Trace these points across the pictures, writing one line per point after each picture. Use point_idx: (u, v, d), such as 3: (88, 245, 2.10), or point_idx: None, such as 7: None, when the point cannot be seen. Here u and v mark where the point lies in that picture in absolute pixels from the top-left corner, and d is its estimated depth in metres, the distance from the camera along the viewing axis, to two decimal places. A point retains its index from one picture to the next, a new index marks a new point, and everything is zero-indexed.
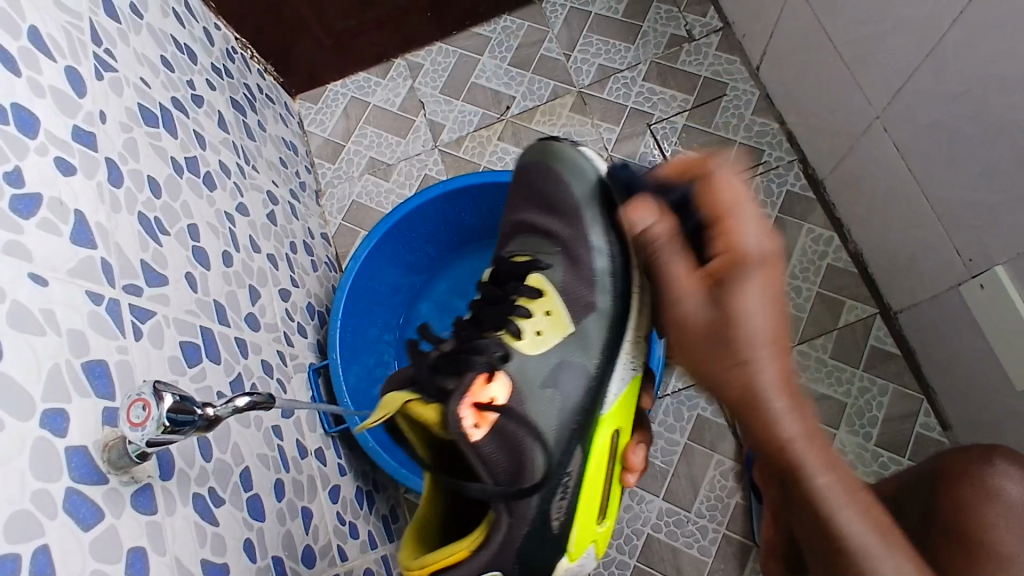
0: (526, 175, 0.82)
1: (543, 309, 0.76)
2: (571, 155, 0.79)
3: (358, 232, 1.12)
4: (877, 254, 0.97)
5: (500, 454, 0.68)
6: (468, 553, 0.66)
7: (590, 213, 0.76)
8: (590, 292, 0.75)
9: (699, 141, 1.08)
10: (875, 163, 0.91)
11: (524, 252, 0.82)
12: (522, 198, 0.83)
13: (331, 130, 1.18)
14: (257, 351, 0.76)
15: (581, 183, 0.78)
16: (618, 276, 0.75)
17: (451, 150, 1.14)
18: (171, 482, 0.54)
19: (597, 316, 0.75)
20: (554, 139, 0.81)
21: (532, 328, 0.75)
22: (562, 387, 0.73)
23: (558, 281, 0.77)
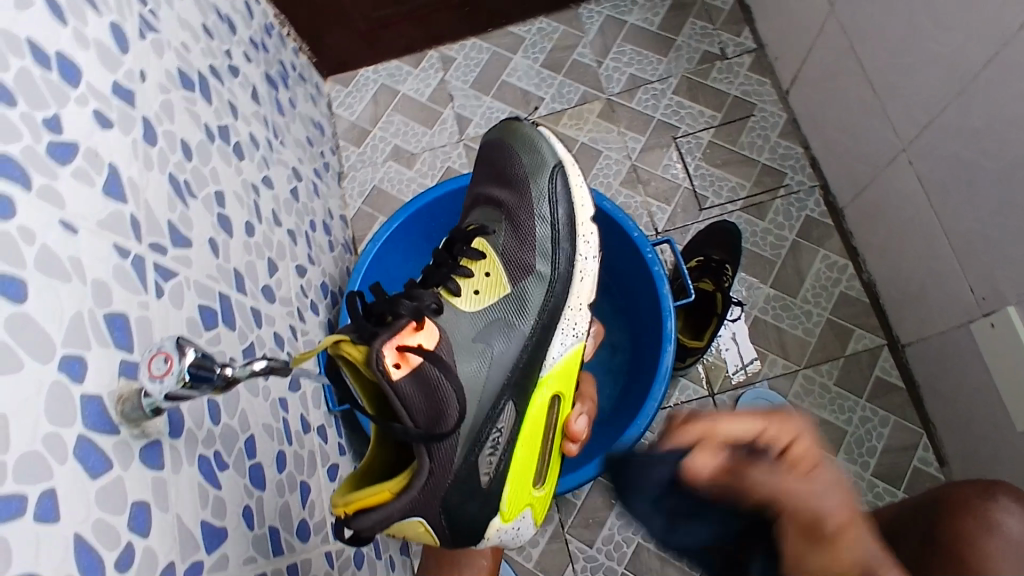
0: (487, 150, 0.82)
1: (483, 270, 0.73)
2: (527, 133, 0.79)
3: (376, 217, 1.13)
4: (889, 286, 0.97)
5: (418, 400, 0.60)
6: (392, 496, 0.57)
7: (540, 181, 0.75)
8: (531, 257, 0.73)
9: (723, 159, 1.09)
10: (896, 195, 0.91)
11: (479, 221, 0.78)
12: (480, 171, 0.82)
13: (358, 115, 1.19)
14: (271, 323, 0.77)
15: (533, 157, 0.77)
16: (561, 244, 0.73)
17: (476, 145, 1.15)
18: (179, 441, 0.54)
19: (537, 281, 0.72)
20: (516, 118, 0.81)
21: (471, 286, 0.72)
22: (493, 344, 0.69)
23: (499, 247, 0.74)
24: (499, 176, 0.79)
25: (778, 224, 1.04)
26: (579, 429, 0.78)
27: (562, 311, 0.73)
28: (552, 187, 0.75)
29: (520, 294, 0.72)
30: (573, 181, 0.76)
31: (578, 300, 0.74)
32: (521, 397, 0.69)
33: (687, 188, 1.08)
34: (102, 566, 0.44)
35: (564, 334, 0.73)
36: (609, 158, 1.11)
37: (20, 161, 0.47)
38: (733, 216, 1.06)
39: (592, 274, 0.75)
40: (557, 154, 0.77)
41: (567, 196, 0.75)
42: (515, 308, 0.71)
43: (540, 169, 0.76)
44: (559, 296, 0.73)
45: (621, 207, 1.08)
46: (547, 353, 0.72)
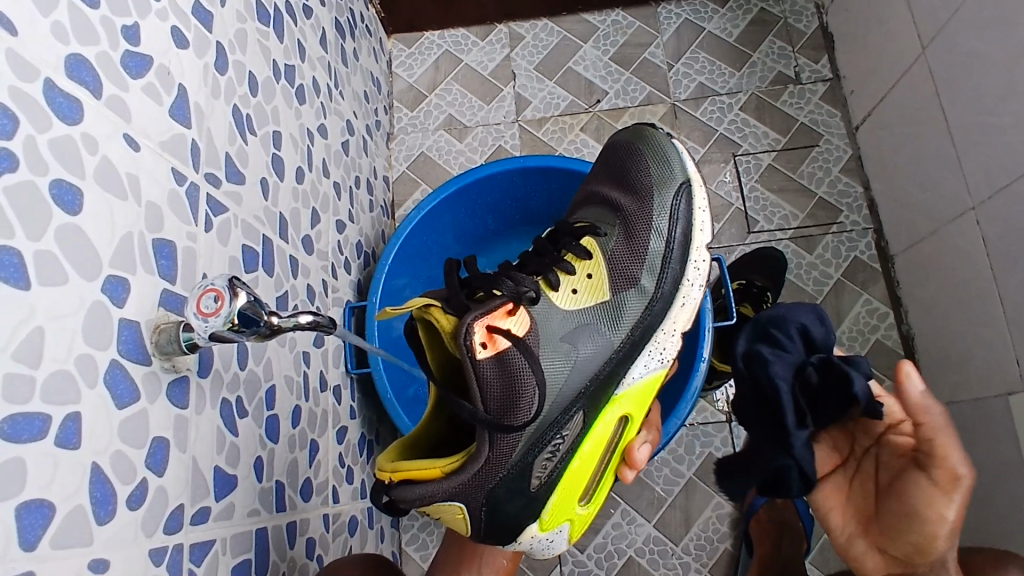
0: (609, 149, 0.75)
1: (586, 271, 0.67)
2: (661, 142, 0.72)
3: (419, 184, 1.11)
4: (928, 342, 0.94)
5: (495, 385, 0.56)
6: (441, 474, 0.55)
7: (662, 195, 0.69)
8: (637, 271, 0.67)
9: (780, 185, 1.06)
10: (954, 252, 0.88)
11: (587, 220, 0.72)
12: (599, 168, 0.75)
13: (417, 78, 1.16)
14: (306, 274, 0.75)
15: (661, 168, 0.70)
16: (671, 264, 0.68)
17: (531, 128, 1.12)
18: (206, 381, 0.53)
19: (637, 294, 0.66)
20: (650, 124, 0.74)
21: (570, 284, 0.66)
22: (580, 351, 0.63)
23: (607, 251, 0.68)
24: (617, 179, 0.72)
25: (825, 260, 1.02)
26: (640, 458, 0.71)
27: (653, 332, 0.67)
28: (674, 203, 0.68)
29: (617, 305, 0.66)
30: (697, 202, 0.70)
31: (672, 324, 0.68)
32: (590, 411, 0.64)
33: (738, 208, 1.05)
34: (115, 500, 0.43)
35: (648, 355, 0.67)
36: None
37: (93, 65, 0.45)
38: (781, 244, 1.03)
39: (694, 303, 0.69)
40: (687, 171, 0.70)
41: (688, 216, 0.69)
42: (608, 317, 0.65)
43: (666, 181, 0.69)
44: (653, 314, 0.67)
45: None
46: (627, 370, 0.66)
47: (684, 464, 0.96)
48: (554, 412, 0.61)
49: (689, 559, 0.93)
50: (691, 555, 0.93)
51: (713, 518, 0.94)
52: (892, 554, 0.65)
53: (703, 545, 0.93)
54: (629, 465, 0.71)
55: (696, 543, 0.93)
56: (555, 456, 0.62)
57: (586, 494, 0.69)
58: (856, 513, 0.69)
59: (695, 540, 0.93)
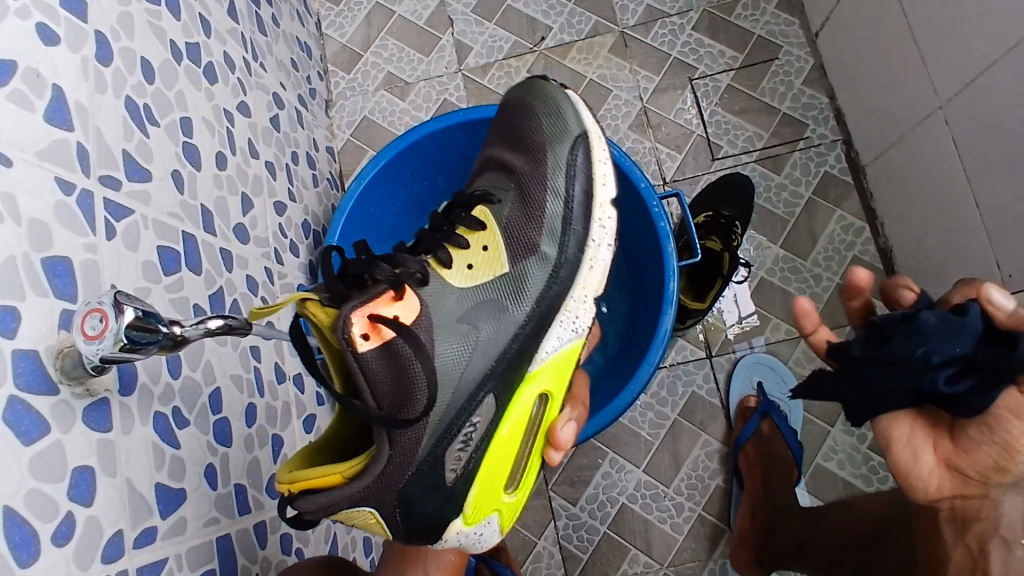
0: (502, 108, 0.73)
1: (480, 243, 0.65)
2: (553, 93, 0.70)
3: (365, 151, 1.05)
4: (906, 253, 0.90)
5: (383, 380, 0.54)
6: (343, 480, 0.53)
7: (557, 150, 0.66)
8: (537, 236, 0.64)
9: (741, 105, 1.00)
10: (925, 157, 0.83)
11: (485, 187, 0.69)
12: (495, 130, 0.73)
13: (349, 38, 1.09)
14: (243, 266, 0.71)
15: (554, 122, 0.68)
16: (575, 226, 0.65)
17: (475, 77, 1.06)
18: (131, 399, 0.50)
19: (539, 261, 0.64)
20: (540, 77, 0.72)
21: (464, 259, 0.64)
22: (483, 332, 0.61)
23: (502, 218, 0.66)
24: (512, 140, 0.70)
25: (794, 179, 0.97)
26: (564, 438, 0.69)
27: (563, 302, 0.65)
28: (571, 159, 0.66)
29: (519, 277, 0.63)
30: (596, 154, 0.67)
31: (583, 290, 0.65)
32: (503, 393, 0.61)
33: (700, 135, 1.00)
34: (37, 539, 0.40)
35: (561, 327, 0.65)
36: (618, 98, 1.02)
37: None
38: (747, 168, 0.98)
39: (604, 264, 0.66)
40: (582, 122, 0.68)
41: (587, 168, 0.66)
42: (510, 290, 0.63)
43: (561, 136, 0.67)
44: (559, 281, 0.64)
45: (628, 152, 1.00)
46: (540, 345, 0.64)
47: (668, 406, 0.94)
48: (460, 398, 0.59)
49: (681, 499, 0.92)
50: (683, 495, 0.92)
51: (702, 456, 0.92)
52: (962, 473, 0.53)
53: (694, 484, 0.92)
54: (554, 446, 0.69)
55: (687, 483, 0.92)
56: (467, 446, 0.59)
57: (512, 479, 0.67)
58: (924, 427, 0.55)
59: (685, 480, 0.92)
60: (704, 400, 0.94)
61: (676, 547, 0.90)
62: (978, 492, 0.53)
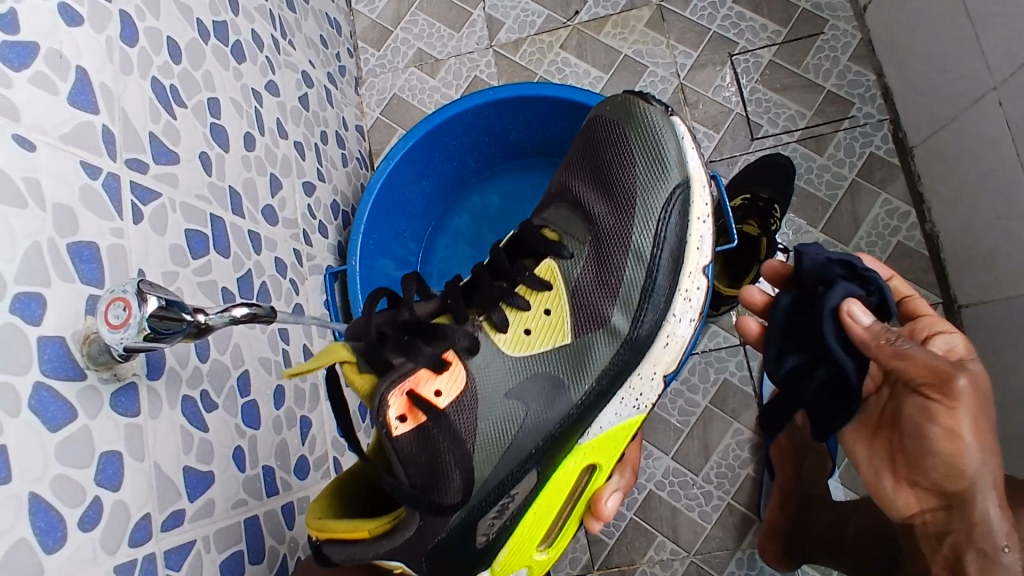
0: (595, 132, 0.69)
1: (542, 305, 0.63)
2: (656, 128, 0.65)
3: (394, 129, 1.04)
4: (954, 239, 0.86)
5: (418, 458, 0.53)
6: (369, 537, 0.49)
7: (647, 205, 0.63)
8: (608, 307, 0.62)
9: (783, 82, 0.96)
10: (978, 140, 0.80)
11: (558, 225, 0.67)
12: (579, 158, 0.69)
13: (379, 13, 1.08)
14: (272, 247, 0.71)
15: (653, 170, 0.63)
16: (654, 295, 0.62)
17: (506, 53, 1.03)
18: (159, 382, 0.50)
19: (607, 335, 0.62)
20: (644, 101, 0.66)
21: (522, 323, 0.62)
22: (531, 401, 0.60)
23: (572, 279, 0.64)
24: (600, 175, 0.66)
25: (838, 161, 0.93)
26: (608, 509, 0.68)
27: (628, 375, 0.62)
28: (662, 216, 0.62)
29: (582, 347, 0.62)
30: (694, 209, 0.63)
31: (653, 367, 0.63)
32: (549, 465, 0.60)
33: (739, 114, 0.96)
34: (64, 524, 0.41)
35: (621, 402, 0.63)
36: (654, 75, 0.99)
37: None
38: (788, 148, 0.94)
39: (682, 340, 0.63)
40: (685, 169, 0.63)
41: (680, 228, 0.62)
42: (569, 364, 0.62)
43: (656, 186, 0.63)
44: (626, 356, 0.62)
45: None
46: (597, 415, 0.62)
47: (699, 393, 0.92)
48: (504, 471, 0.57)
49: (710, 487, 0.90)
50: (712, 483, 0.90)
51: (733, 445, 0.91)
52: (925, 486, 0.59)
53: (724, 473, 0.90)
54: (596, 515, 0.68)
55: (716, 471, 0.90)
56: (497, 515, 0.57)
57: (547, 537, 0.65)
58: (884, 448, 0.64)
59: (715, 468, 0.90)
60: (736, 388, 0.92)
61: (704, 536, 0.89)
62: (942, 503, 0.58)
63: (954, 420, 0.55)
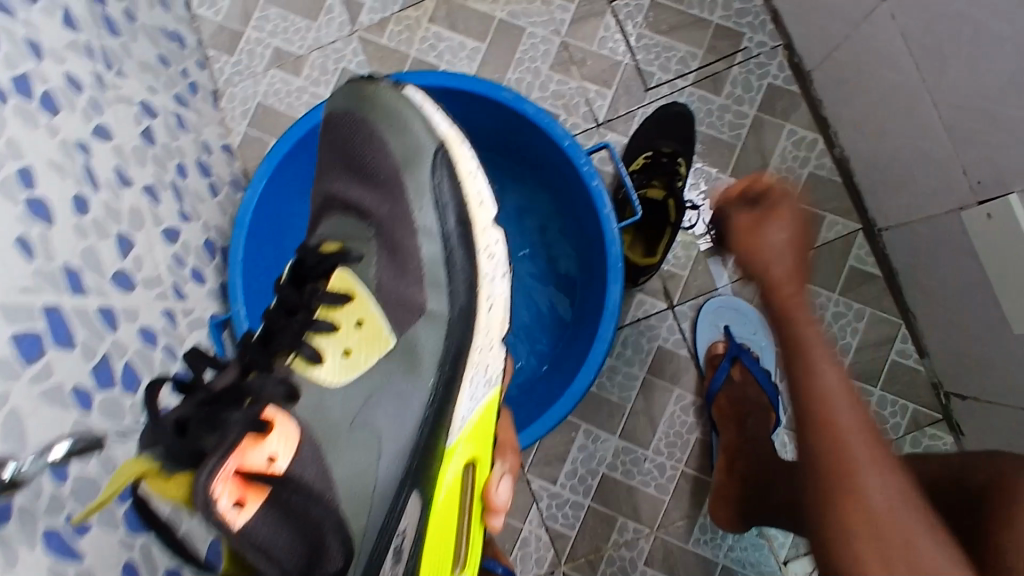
0: (332, 129, 0.61)
1: (352, 318, 0.55)
2: (388, 102, 0.59)
3: (267, 142, 0.95)
4: (865, 163, 0.83)
5: (280, 537, 0.46)
6: None
7: (415, 181, 0.57)
8: (420, 292, 0.56)
9: (669, 23, 0.90)
10: (874, 58, 0.74)
11: (335, 236, 0.59)
12: (329, 156, 0.62)
13: (225, 14, 0.97)
14: (133, 318, 0.63)
15: (404, 141, 0.58)
16: (458, 266, 0.57)
17: (373, 37, 0.94)
18: (9, 529, 0.43)
19: (429, 321, 0.56)
20: (370, 81, 0.59)
21: (340, 345, 0.54)
22: (387, 432, 0.52)
23: (372, 280, 0.57)
24: (354, 170, 0.59)
25: (737, 98, 0.88)
26: (501, 498, 0.60)
27: (467, 356, 0.56)
28: (435, 181, 0.57)
29: (408, 343, 0.55)
30: (461, 166, 0.59)
31: (487, 335, 0.58)
32: (425, 483, 0.52)
33: (629, 65, 0.90)
34: None
35: (472, 387, 0.57)
36: (534, 36, 0.92)
37: None
38: (684, 94, 0.88)
39: (502, 297, 0.60)
40: (436, 133, 0.58)
41: (456, 191, 0.58)
42: (403, 364, 0.55)
43: (416, 157, 0.57)
44: (460, 334, 0.56)
45: (553, 96, 0.91)
46: (454, 411, 0.55)
47: (636, 366, 0.89)
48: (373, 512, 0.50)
49: (662, 459, 0.88)
50: (663, 455, 0.88)
51: (677, 412, 0.89)
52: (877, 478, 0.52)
53: (673, 442, 0.88)
54: (491, 511, 0.60)
55: (665, 442, 0.88)
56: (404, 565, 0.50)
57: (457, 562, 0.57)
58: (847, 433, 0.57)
59: (664, 439, 0.88)
60: (672, 354, 0.89)
61: (664, 509, 0.88)
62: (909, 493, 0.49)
63: (846, 425, 0.50)
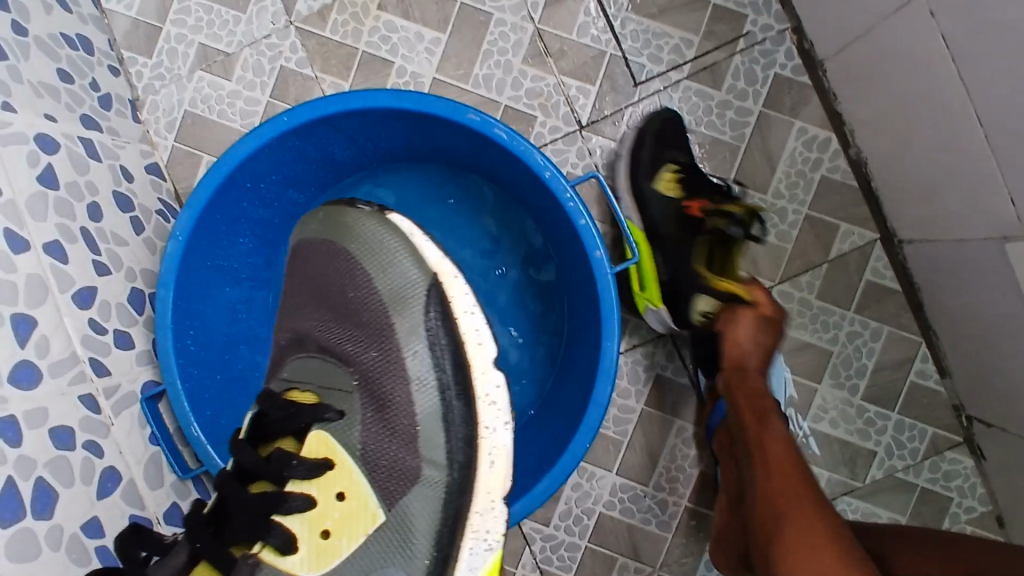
0: (306, 256, 0.57)
1: (331, 491, 0.52)
2: (366, 235, 0.54)
3: (199, 158, 0.82)
4: (885, 168, 0.73)
5: None
6: None
7: (401, 324, 0.52)
8: (414, 455, 0.52)
9: (660, 4, 0.77)
10: (905, 54, 0.62)
11: (311, 384, 0.55)
12: (303, 289, 0.57)
13: (138, 6, 0.82)
14: (41, 421, 0.53)
15: (387, 279, 0.53)
16: (457, 422, 0.52)
17: (314, 29, 0.80)
18: None
19: (423, 487, 0.52)
20: (348, 207, 0.56)
21: (320, 523, 0.51)
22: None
23: (355, 445, 0.53)
24: (331, 309, 0.55)
25: (738, 93, 0.77)
26: None
27: (465, 521, 0.52)
28: (427, 323, 0.52)
29: (401, 516, 0.51)
30: (455, 305, 0.53)
31: (487, 495, 0.52)
32: None
33: (614, 55, 0.78)
34: None
35: (470, 559, 0.51)
36: (503, 24, 0.79)
37: None
38: (679, 89, 0.77)
39: (507, 451, 0.53)
40: (426, 268, 0.53)
41: (447, 328, 0.52)
42: (398, 542, 0.51)
43: (404, 295, 0.52)
44: (453, 505, 0.51)
45: (528, 95, 0.78)
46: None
47: (632, 398, 0.80)
48: None
49: (663, 496, 0.81)
50: (663, 491, 0.81)
51: (679, 445, 0.81)
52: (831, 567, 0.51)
53: (674, 477, 0.81)
54: None
55: (665, 477, 0.81)
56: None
57: None
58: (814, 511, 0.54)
59: (664, 474, 0.81)
60: (672, 382, 0.80)
61: (666, 547, 0.81)
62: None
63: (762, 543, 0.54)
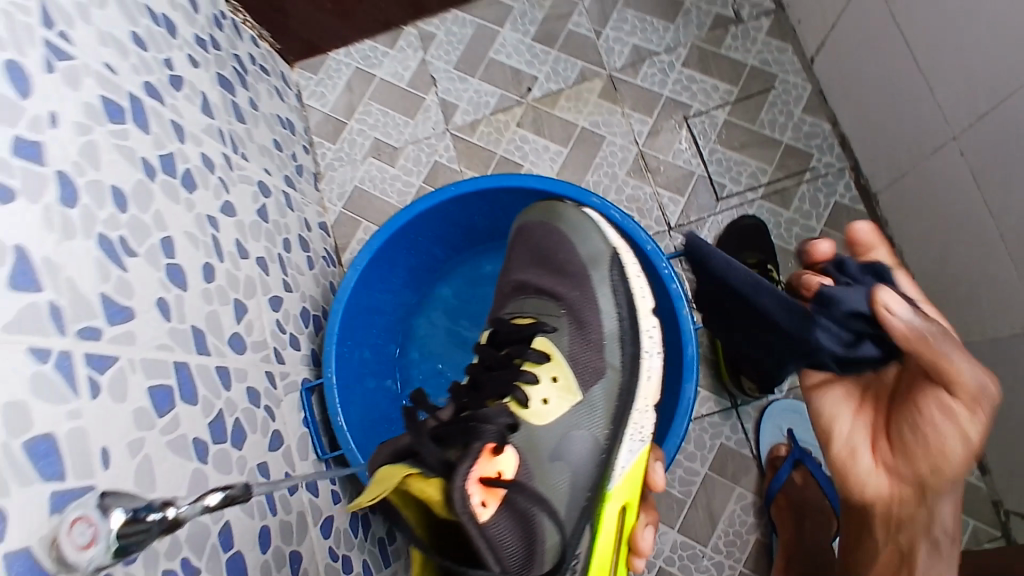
0: (529, 236, 0.76)
1: (547, 375, 0.67)
2: (574, 217, 0.75)
3: (359, 222, 1.02)
4: (930, 282, 0.86)
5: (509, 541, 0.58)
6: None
7: (597, 274, 0.71)
8: (600, 358, 0.69)
9: (741, 140, 0.97)
10: (944, 185, 0.78)
11: (527, 312, 0.72)
12: (521, 254, 0.76)
13: (332, 106, 1.06)
14: (242, 378, 0.68)
15: (587, 246, 0.73)
16: (627, 343, 0.70)
17: (464, 135, 1.03)
18: (136, 565, 0.48)
19: (605, 381, 0.68)
20: (560, 199, 0.77)
21: (540, 394, 0.66)
22: (572, 460, 0.65)
23: (563, 347, 0.69)
24: (545, 268, 0.73)
25: (804, 213, 0.93)
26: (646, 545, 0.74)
27: (629, 415, 0.69)
28: (611, 278, 0.72)
29: (590, 401, 0.67)
30: (629, 270, 0.73)
31: (644, 400, 0.70)
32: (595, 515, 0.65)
33: (701, 175, 0.97)
34: None
35: (630, 440, 0.69)
36: (613, 144, 0.99)
37: None
38: (754, 206, 0.95)
39: (657, 373, 0.72)
40: (611, 242, 0.74)
41: (626, 289, 0.72)
42: (586, 415, 0.67)
43: (598, 259, 0.72)
44: (623, 396, 0.69)
45: (628, 198, 0.97)
46: (615, 458, 0.68)
47: (698, 461, 0.90)
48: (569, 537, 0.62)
49: (721, 557, 0.87)
50: (722, 553, 0.88)
51: (738, 511, 0.88)
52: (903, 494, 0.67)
53: (732, 541, 0.88)
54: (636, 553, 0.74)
55: (724, 540, 0.88)
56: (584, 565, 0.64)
57: None
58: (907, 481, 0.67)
59: (722, 537, 0.88)
60: (735, 452, 0.90)
61: None
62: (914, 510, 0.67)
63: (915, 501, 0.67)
